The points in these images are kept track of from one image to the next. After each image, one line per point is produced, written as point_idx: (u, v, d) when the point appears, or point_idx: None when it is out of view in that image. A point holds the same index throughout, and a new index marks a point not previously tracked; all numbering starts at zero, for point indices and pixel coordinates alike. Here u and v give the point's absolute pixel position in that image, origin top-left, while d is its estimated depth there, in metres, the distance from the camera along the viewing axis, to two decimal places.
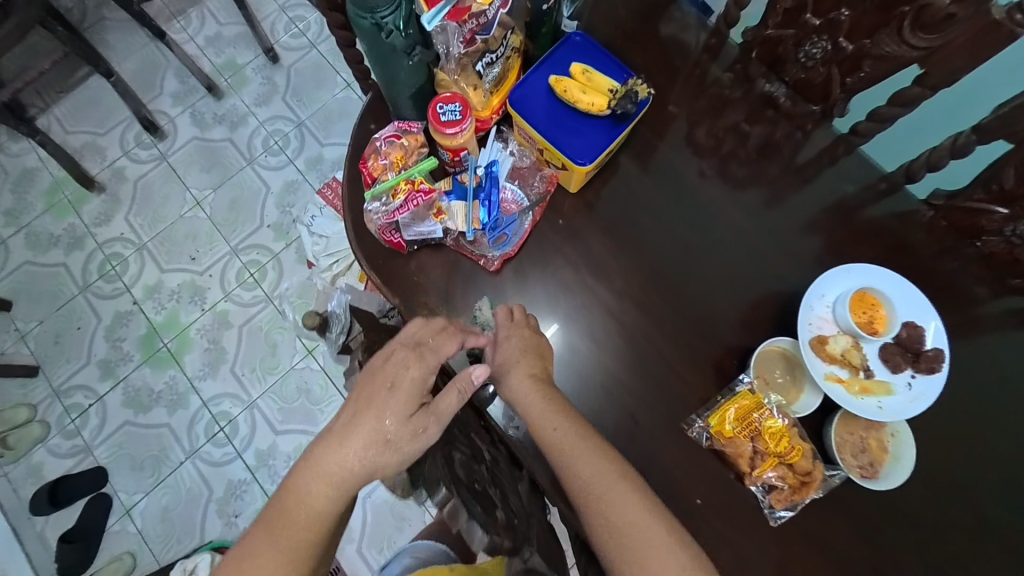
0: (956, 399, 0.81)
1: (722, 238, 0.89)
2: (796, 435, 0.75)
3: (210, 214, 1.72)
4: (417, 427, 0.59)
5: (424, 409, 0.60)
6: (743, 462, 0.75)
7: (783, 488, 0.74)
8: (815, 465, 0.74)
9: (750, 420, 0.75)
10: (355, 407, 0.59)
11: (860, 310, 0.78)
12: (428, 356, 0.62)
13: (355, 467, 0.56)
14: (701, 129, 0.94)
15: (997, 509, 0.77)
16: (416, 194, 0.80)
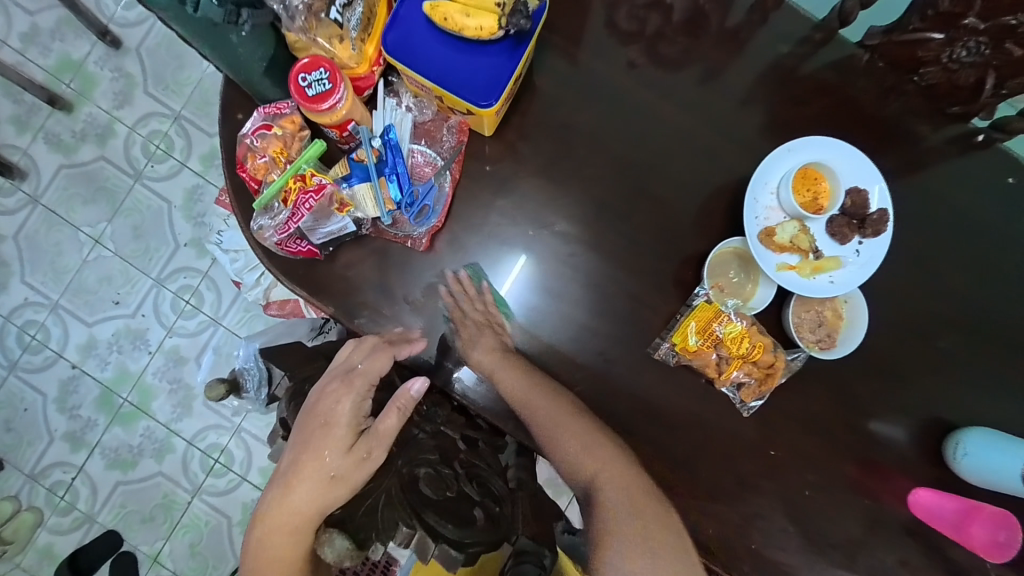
0: (905, 246, 0.83)
1: (659, 143, 0.81)
2: (756, 332, 0.75)
3: (116, 249, 1.52)
4: (358, 455, 0.58)
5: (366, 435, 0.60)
6: (711, 371, 0.75)
7: (753, 383, 0.75)
8: (775, 355, 0.74)
9: (711, 330, 0.74)
10: (295, 449, 0.60)
11: (804, 189, 0.72)
12: (359, 382, 0.62)
13: (303, 511, 0.57)
14: (616, 21, 0.83)
15: (952, 338, 0.81)
16: (304, 190, 0.69)
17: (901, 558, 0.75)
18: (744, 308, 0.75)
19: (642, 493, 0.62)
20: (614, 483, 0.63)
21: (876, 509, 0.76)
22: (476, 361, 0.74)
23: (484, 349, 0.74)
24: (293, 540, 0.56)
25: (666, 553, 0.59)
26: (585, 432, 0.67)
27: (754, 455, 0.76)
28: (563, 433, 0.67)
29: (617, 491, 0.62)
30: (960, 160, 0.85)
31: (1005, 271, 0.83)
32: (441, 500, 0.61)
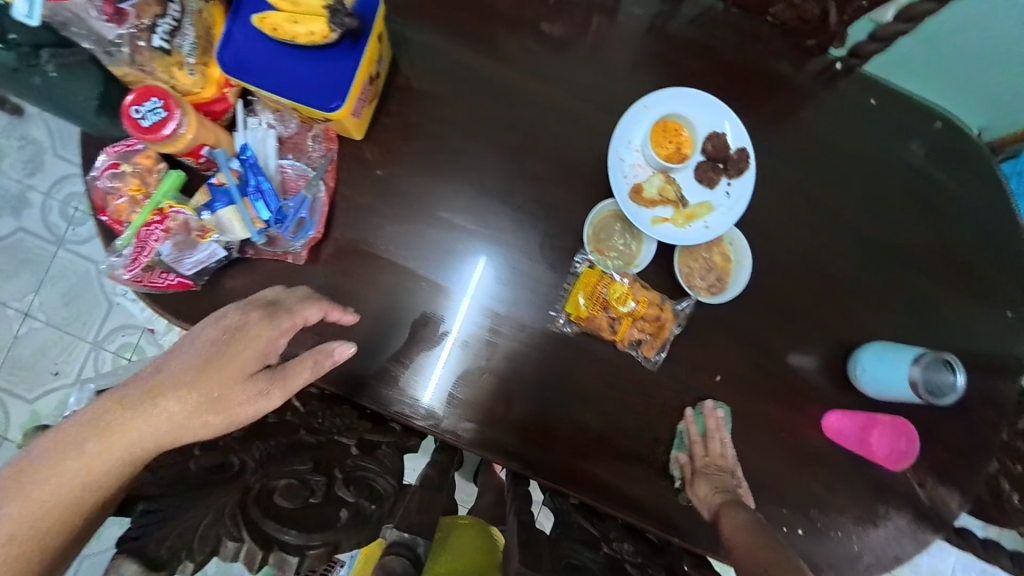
0: (787, 183, 0.85)
1: (531, 119, 0.82)
2: (639, 288, 0.77)
3: (46, 319, 1.47)
4: (246, 394, 0.52)
5: (267, 371, 0.54)
6: (607, 333, 0.76)
7: (648, 338, 0.76)
8: (662, 307, 0.76)
9: (598, 294, 0.76)
10: (222, 347, 0.52)
11: (665, 141, 0.76)
12: (249, 325, 0.54)
13: (163, 427, 0.48)
14: (472, 9, 0.83)
15: (845, 264, 0.83)
16: (152, 221, 0.68)
17: (825, 483, 0.76)
18: (626, 265, 0.77)
19: (750, 529, 0.61)
20: (731, 520, 0.64)
21: (793, 439, 0.77)
22: (701, 498, 0.70)
23: (706, 485, 0.70)
24: (94, 480, 0.47)
25: (770, 550, 0.57)
26: (734, 497, 0.69)
27: (668, 408, 0.77)
28: (705, 480, 0.71)
29: (737, 517, 0.64)
30: (828, 91, 0.87)
31: (883, 189, 0.86)
32: (296, 509, 0.53)
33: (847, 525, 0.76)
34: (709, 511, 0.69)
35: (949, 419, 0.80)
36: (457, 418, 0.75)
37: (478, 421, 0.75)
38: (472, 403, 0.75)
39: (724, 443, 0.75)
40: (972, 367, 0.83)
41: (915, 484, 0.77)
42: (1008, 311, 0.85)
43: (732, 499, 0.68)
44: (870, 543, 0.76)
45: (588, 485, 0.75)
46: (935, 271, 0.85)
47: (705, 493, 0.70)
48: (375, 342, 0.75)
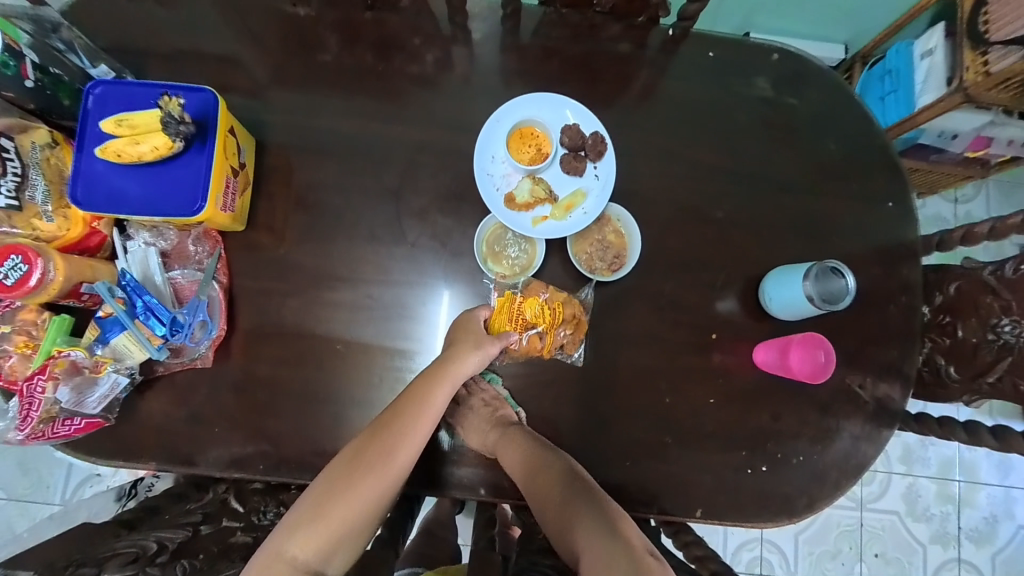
0: (661, 151, 0.88)
1: (401, 164, 0.85)
2: (553, 297, 0.79)
3: (6, 493, 1.32)
4: (473, 348, 0.72)
5: (475, 343, 0.73)
6: (535, 347, 0.78)
7: (571, 338, 0.79)
8: (576, 308, 0.79)
9: (516, 315, 0.78)
10: (430, 379, 0.69)
11: (525, 146, 0.81)
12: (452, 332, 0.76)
13: (420, 420, 0.65)
14: (320, 80, 0.86)
15: (733, 207, 0.88)
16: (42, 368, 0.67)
17: (773, 414, 0.80)
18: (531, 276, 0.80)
19: (555, 494, 0.63)
20: (536, 485, 0.65)
21: (733, 384, 0.81)
22: (476, 444, 0.75)
23: (480, 425, 0.75)
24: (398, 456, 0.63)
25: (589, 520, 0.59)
26: (512, 439, 0.71)
27: (609, 393, 0.79)
28: (499, 443, 0.72)
29: (542, 483, 0.65)
30: (675, 55, 0.90)
31: (745, 130, 0.90)
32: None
33: (805, 447, 0.80)
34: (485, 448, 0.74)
35: (864, 317, 0.85)
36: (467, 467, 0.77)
37: (495, 467, 0.77)
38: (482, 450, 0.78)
39: (489, 391, 0.79)
40: (874, 263, 0.88)
41: (853, 386, 0.82)
42: (889, 202, 0.90)
43: (504, 429, 0.73)
44: (831, 456, 0.80)
45: None
46: (813, 188, 0.90)
47: (491, 442, 0.73)
48: (311, 421, 0.76)
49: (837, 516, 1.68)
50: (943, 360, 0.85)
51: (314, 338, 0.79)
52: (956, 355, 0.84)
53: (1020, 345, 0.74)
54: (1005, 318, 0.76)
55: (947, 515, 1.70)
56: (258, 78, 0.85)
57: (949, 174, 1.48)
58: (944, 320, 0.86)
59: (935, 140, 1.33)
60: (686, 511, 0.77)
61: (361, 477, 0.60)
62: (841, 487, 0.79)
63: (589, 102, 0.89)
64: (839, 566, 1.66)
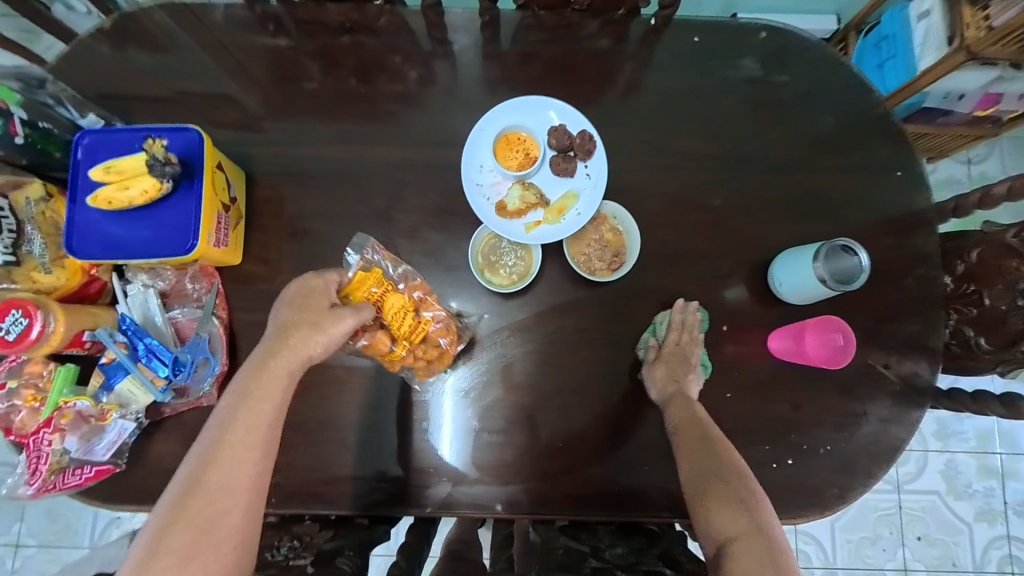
0: (651, 143, 0.86)
1: (389, 183, 0.84)
2: (424, 307, 0.74)
3: (36, 541, 1.34)
4: (306, 341, 0.61)
5: (312, 326, 0.62)
6: (381, 352, 0.72)
7: (423, 366, 0.75)
8: (444, 333, 0.75)
9: (376, 300, 0.71)
10: (242, 400, 0.57)
11: (513, 151, 0.78)
12: (284, 310, 0.63)
13: (243, 455, 0.55)
14: (303, 108, 0.86)
15: (731, 193, 0.85)
16: (48, 420, 0.67)
17: (793, 403, 0.77)
18: (409, 271, 0.77)
19: (712, 474, 0.60)
20: (691, 456, 0.62)
21: (748, 375, 0.78)
22: (654, 380, 0.73)
23: (664, 369, 0.73)
24: (227, 510, 0.52)
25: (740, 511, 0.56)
26: (686, 406, 0.69)
27: (618, 396, 0.78)
28: (672, 400, 0.70)
29: (703, 457, 0.61)
30: (658, 45, 0.88)
31: (737, 113, 0.88)
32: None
33: (830, 436, 0.76)
34: (658, 390, 0.72)
35: (880, 294, 0.81)
36: (483, 484, 0.75)
37: (509, 481, 0.76)
38: (494, 466, 0.76)
39: (692, 330, 0.76)
40: (886, 237, 0.84)
41: (875, 366, 0.78)
42: (897, 171, 0.86)
43: (682, 390, 0.71)
44: (860, 443, 0.76)
45: (567, 504, 0.74)
46: (813, 166, 0.87)
47: (666, 388, 0.72)
48: (319, 449, 0.76)
49: (875, 500, 1.63)
50: (972, 331, 0.81)
51: (316, 366, 0.77)
52: (985, 324, 0.79)
53: None
54: None
55: (990, 491, 1.66)
56: (242, 112, 0.86)
57: (958, 136, 1.43)
58: (968, 289, 0.82)
59: (940, 102, 1.29)
60: None
61: (185, 560, 0.49)
62: (873, 475, 0.75)
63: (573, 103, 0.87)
64: (880, 552, 1.61)
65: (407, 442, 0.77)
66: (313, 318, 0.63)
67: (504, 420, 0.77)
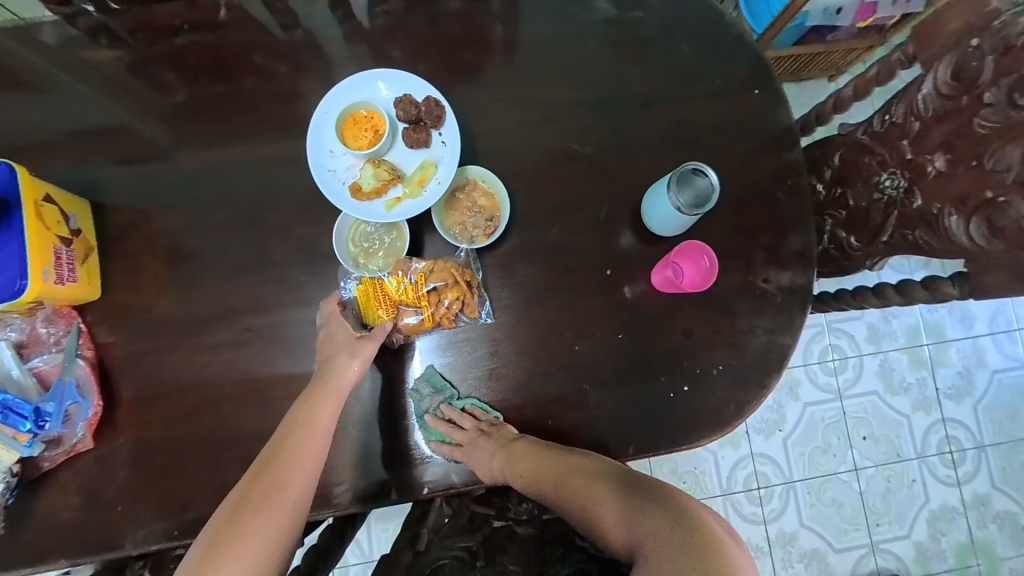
0: (519, 99, 0.82)
1: (249, 187, 0.79)
2: (415, 274, 0.74)
3: None
4: (349, 358, 0.69)
5: (354, 348, 0.70)
6: (419, 325, 0.75)
7: (460, 305, 0.75)
8: (449, 271, 0.74)
9: (384, 302, 0.74)
10: (311, 403, 0.64)
11: (360, 132, 0.71)
12: (322, 339, 0.72)
13: (304, 449, 0.60)
14: (142, 122, 0.80)
15: (606, 136, 0.83)
16: None
17: (684, 331, 0.79)
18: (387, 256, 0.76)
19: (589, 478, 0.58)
20: (563, 484, 0.60)
21: (641, 314, 0.79)
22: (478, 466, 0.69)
23: (477, 442, 0.70)
24: (285, 500, 0.56)
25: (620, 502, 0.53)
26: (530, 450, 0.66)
27: (518, 357, 0.78)
28: (477, 453, 0.69)
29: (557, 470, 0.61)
30: None
31: (598, 54, 0.84)
32: None
33: (722, 356, 0.79)
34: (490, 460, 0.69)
35: (757, 212, 0.82)
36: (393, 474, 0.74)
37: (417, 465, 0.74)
38: (402, 454, 0.74)
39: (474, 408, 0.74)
40: (766, 154, 0.84)
41: (757, 283, 0.81)
42: (755, 89, 0.84)
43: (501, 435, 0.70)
44: (749, 357, 0.79)
45: (479, 476, 0.74)
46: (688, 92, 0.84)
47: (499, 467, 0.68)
48: (219, 469, 0.73)
49: (820, 411, 1.77)
50: (844, 232, 0.84)
51: (205, 387, 0.75)
52: (854, 224, 0.82)
53: (900, 197, 0.72)
54: (884, 175, 0.75)
55: (923, 381, 1.79)
56: (75, 135, 0.79)
57: (850, 51, 1.45)
58: (837, 192, 0.84)
59: (822, 19, 1.32)
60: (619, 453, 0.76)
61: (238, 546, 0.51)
62: (767, 385, 0.79)
63: (430, 69, 0.83)
64: (832, 458, 1.75)
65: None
66: (345, 348, 0.70)
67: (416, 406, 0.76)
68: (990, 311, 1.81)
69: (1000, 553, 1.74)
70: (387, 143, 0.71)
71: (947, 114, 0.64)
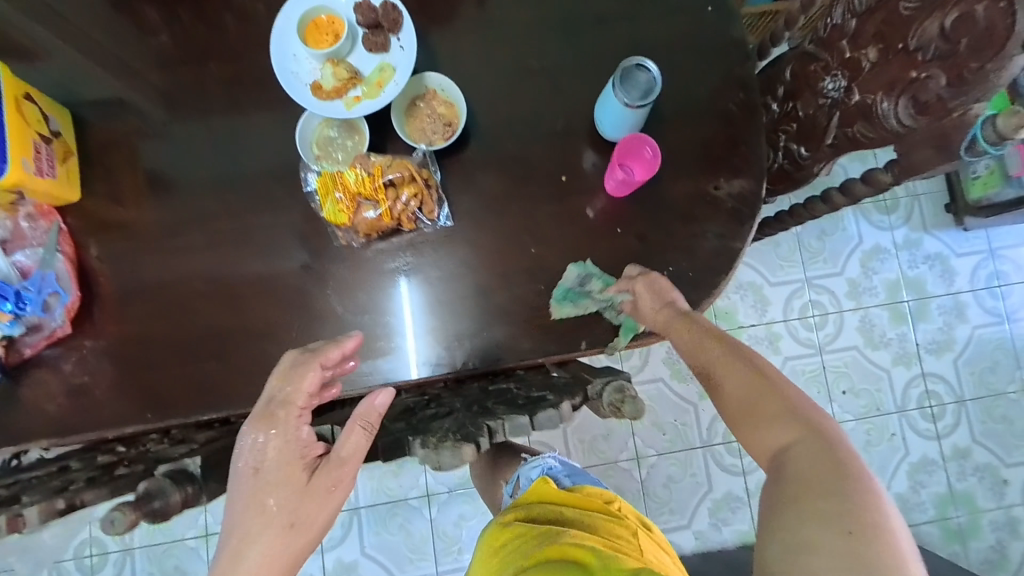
0: (479, 15, 0.85)
1: (221, 99, 0.83)
2: (374, 168, 0.77)
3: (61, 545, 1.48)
4: (302, 476, 0.64)
5: (304, 471, 0.64)
6: (377, 220, 0.78)
7: (419, 203, 0.79)
8: (407, 169, 0.78)
9: (344, 195, 0.77)
10: (256, 518, 0.61)
11: (321, 35, 0.75)
12: (255, 460, 0.63)
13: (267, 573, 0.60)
14: (113, 38, 0.83)
15: (563, 52, 0.86)
16: None
17: (638, 236, 0.83)
18: (347, 155, 0.79)
19: (752, 389, 0.63)
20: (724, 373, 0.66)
21: (595, 220, 0.83)
22: (647, 321, 0.77)
23: (650, 304, 0.77)
24: None
25: (788, 423, 0.59)
26: (689, 323, 0.72)
27: (478, 259, 0.82)
28: (671, 330, 0.73)
29: (750, 389, 0.63)
30: None
31: None
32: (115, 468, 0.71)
33: (674, 258, 0.83)
34: (653, 322, 0.76)
35: (709, 124, 0.85)
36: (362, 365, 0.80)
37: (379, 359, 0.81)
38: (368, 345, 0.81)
39: (653, 287, 0.77)
40: (720, 69, 0.86)
41: (708, 189, 0.84)
42: (709, 6, 0.87)
43: (669, 302, 0.75)
44: (701, 260, 0.83)
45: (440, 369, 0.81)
46: (642, 8, 0.87)
47: (664, 323, 0.74)
48: (198, 358, 0.80)
49: (800, 364, 1.80)
50: (795, 144, 0.86)
51: (184, 284, 0.81)
52: (802, 134, 0.84)
53: (841, 97, 0.75)
54: (829, 77, 0.77)
55: (904, 335, 1.81)
56: (44, 48, 0.81)
57: None
58: (789, 107, 0.86)
59: None
60: (573, 347, 0.82)
61: None
62: (716, 286, 0.82)
63: None
64: None
65: (280, 340, 0.81)
66: (291, 487, 0.63)
67: (380, 306, 0.82)
68: (973, 266, 1.81)
69: (980, 504, 1.76)
70: (345, 45, 0.75)
71: (881, 2, 0.66)
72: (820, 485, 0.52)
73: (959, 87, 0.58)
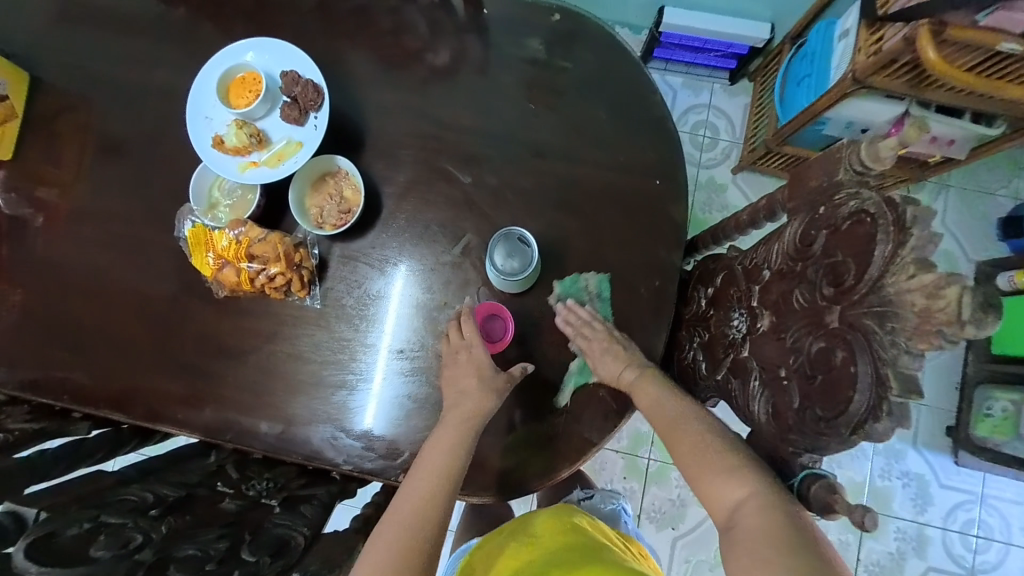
0: (419, 112, 0.82)
1: (161, 115, 0.86)
2: (245, 237, 0.77)
3: None
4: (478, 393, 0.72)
5: (466, 415, 0.71)
6: (237, 283, 0.78)
7: (284, 283, 0.78)
8: (275, 246, 0.77)
9: (213, 253, 0.78)
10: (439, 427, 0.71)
11: (241, 93, 0.80)
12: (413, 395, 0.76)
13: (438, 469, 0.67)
14: (90, 25, 0.88)
15: (489, 173, 0.81)
16: None
17: None
18: (233, 212, 0.81)
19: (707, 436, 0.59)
20: (673, 436, 0.61)
21: None
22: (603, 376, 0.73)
23: (607, 354, 0.73)
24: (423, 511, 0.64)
25: (737, 475, 0.54)
26: (644, 379, 0.69)
27: (334, 350, 0.82)
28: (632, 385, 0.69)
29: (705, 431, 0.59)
30: (447, 13, 0.85)
31: (511, 93, 0.82)
32: None
33: (520, 424, 0.78)
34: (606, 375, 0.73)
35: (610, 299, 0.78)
36: (192, 410, 0.82)
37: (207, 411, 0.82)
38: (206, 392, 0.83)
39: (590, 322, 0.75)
40: (642, 245, 0.79)
41: (583, 369, 0.78)
42: (656, 178, 0.80)
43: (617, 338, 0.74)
44: (546, 436, 0.78)
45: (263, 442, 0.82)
46: (586, 156, 0.81)
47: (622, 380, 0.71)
48: (52, 340, 0.83)
49: None
50: (700, 352, 0.75)
51: (67, 270, 0.85)
52: (709, 347, 0.73)
53: (739, 340, 0.65)
54: (737, 311, 0.67)
55: (845, 542, 1.52)
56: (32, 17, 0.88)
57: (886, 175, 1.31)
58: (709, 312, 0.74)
59: (845, 130, 1.20)
60: (391, 473, 0.80)
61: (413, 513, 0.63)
62: (551, 469, 0.77)
63: (344, 56, 0.84)
64: None
65: (130, 355, 0.84)
66: (470, 406, 0.72)
67: (231, 362, 0.83)
68: (954, 503, 1.53)
69: None
70: (260, 109, 0.79)
71: (786, 273, 0.57)
72: (772, 539, 0.48)
73: (817, 427, 0.49)
